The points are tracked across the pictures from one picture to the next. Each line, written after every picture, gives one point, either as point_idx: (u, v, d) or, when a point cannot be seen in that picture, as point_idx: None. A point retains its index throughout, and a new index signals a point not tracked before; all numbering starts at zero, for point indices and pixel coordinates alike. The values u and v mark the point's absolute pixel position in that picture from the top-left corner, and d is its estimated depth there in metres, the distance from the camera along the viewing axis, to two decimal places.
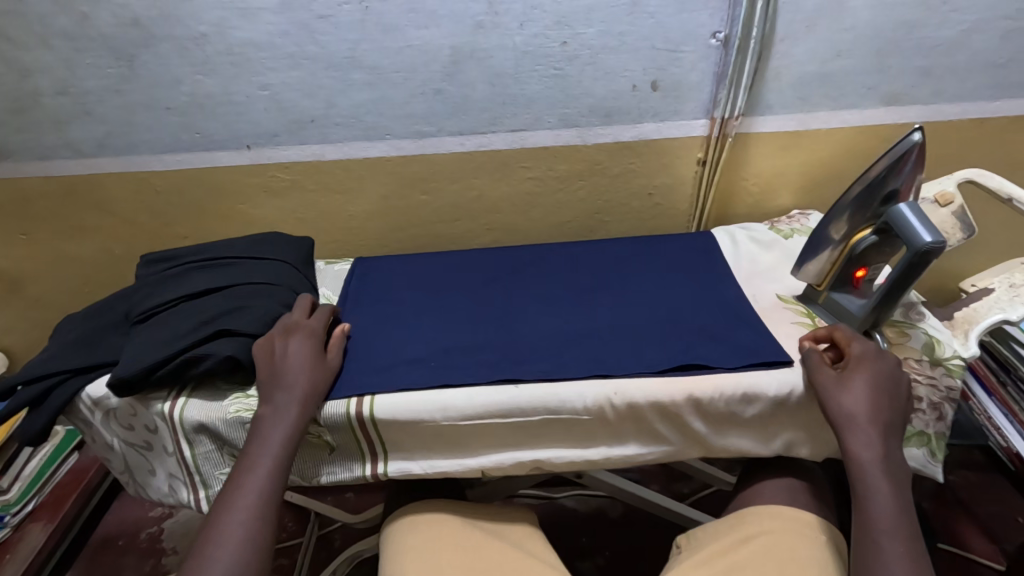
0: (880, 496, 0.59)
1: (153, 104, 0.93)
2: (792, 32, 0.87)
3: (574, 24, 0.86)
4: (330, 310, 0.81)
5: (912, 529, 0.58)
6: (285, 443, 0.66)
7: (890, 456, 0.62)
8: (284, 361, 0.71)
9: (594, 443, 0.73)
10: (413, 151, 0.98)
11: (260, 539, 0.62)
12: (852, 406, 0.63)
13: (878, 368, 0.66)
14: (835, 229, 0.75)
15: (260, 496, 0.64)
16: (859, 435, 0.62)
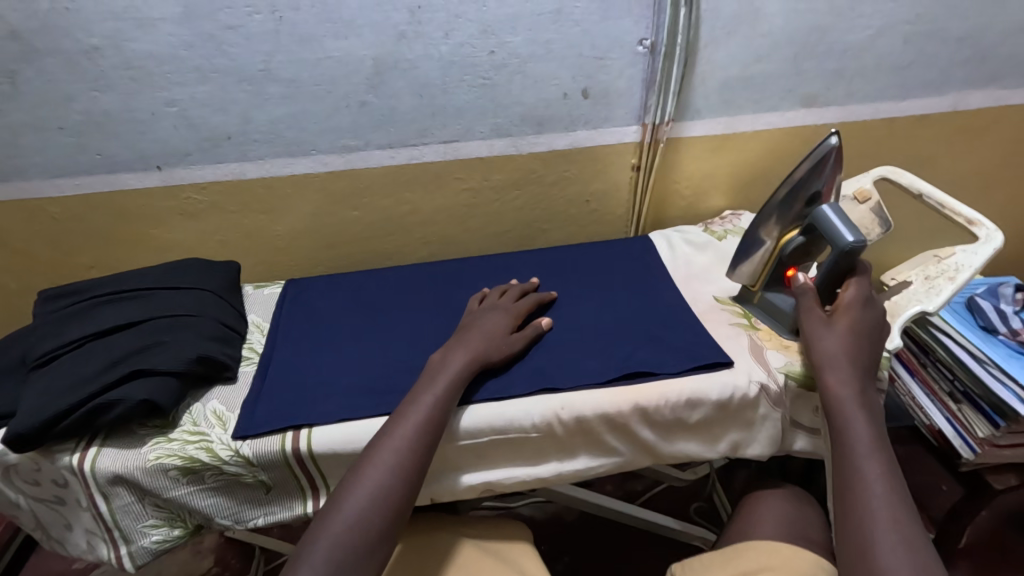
0: (858, 425, 0.59)
1: (42, 124, 0.85)
2: (714, 39, 0.89)
3: (499, 33, 0.85)
4: (535, 298, 0.82)
5: (890, 456, 0.57)
6: (420, 429, 0.62)
7: (865, 392, 0.63)
8: (479, 325, 0.75)
9: (543, 459, 0.71)
10: (341, 166, 0.94)
11: (396, 490, 0.59)
12: (832, 346, 0.65)
13: (861, 314, 0.68)
14: (765, 231, 0.77)
15: (406, 446, 0.61)
16: (836, 372, 0.63)
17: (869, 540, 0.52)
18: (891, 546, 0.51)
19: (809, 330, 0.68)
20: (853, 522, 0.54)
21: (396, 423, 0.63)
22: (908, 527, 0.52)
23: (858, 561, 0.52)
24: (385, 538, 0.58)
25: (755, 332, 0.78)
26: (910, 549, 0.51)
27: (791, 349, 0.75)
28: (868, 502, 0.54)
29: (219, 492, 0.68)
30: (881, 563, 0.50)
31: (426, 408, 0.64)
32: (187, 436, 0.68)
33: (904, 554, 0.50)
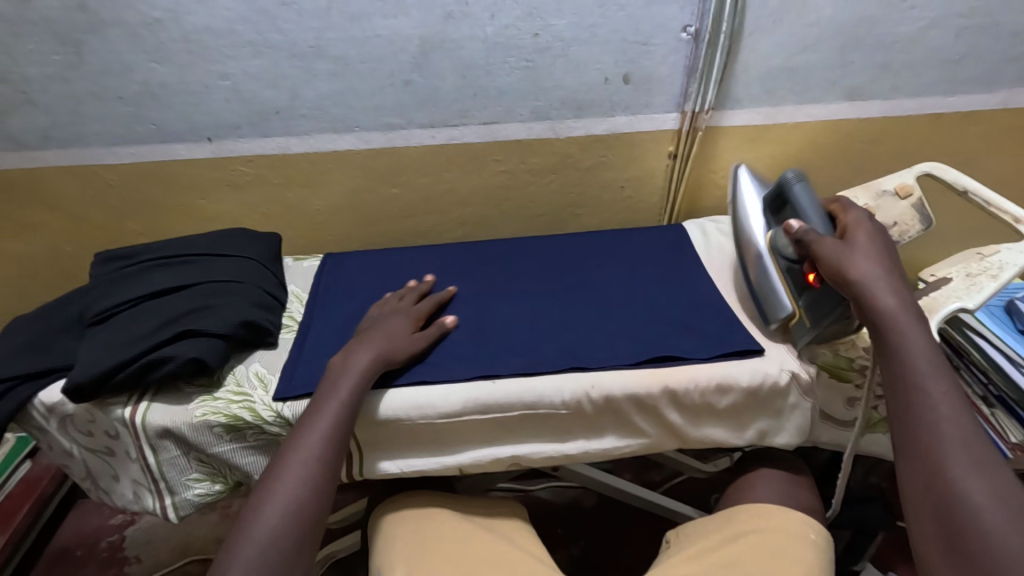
0: (914, 339, 0.58)
1: (102, 93, 0.89)
2: (760, 27, 0.88)
3: (545, 15, 0.85)
4: (437, 300, 0.81)
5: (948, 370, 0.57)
6: (330, 440, 0.62)
7: (914, 307, 0.61)
8: (381, 327, 0.74)
9: (571, 437, 0.73)
10: (382, 144, 0.96)
11: (305, 508, 0.58)
12: (869, 267, 0.62)
13: (875, 238, 0.67)
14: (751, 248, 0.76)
15: (309, 464, 0.60)
16: (882, 285, 0.61)
17: (950, 459, 0.52)
18: (971, 462, 0.51)
19: (835, 257, 0.64)
20: (928, 444, 0.53)
21: (299, 440, 0.62)
22: (982, 440, 0.52)
23: (939, 482, 0.51)
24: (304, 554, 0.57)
25: None
26: (987, 463, 0.51)
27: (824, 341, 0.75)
28: (939, 423, 0.54)
29: (259, 450, 0.72)
30: (961, 481, 0.51)
31: (332, 419, 0.63)
32: (231, 395, 0.72)
33: (984, 470, 0.51)
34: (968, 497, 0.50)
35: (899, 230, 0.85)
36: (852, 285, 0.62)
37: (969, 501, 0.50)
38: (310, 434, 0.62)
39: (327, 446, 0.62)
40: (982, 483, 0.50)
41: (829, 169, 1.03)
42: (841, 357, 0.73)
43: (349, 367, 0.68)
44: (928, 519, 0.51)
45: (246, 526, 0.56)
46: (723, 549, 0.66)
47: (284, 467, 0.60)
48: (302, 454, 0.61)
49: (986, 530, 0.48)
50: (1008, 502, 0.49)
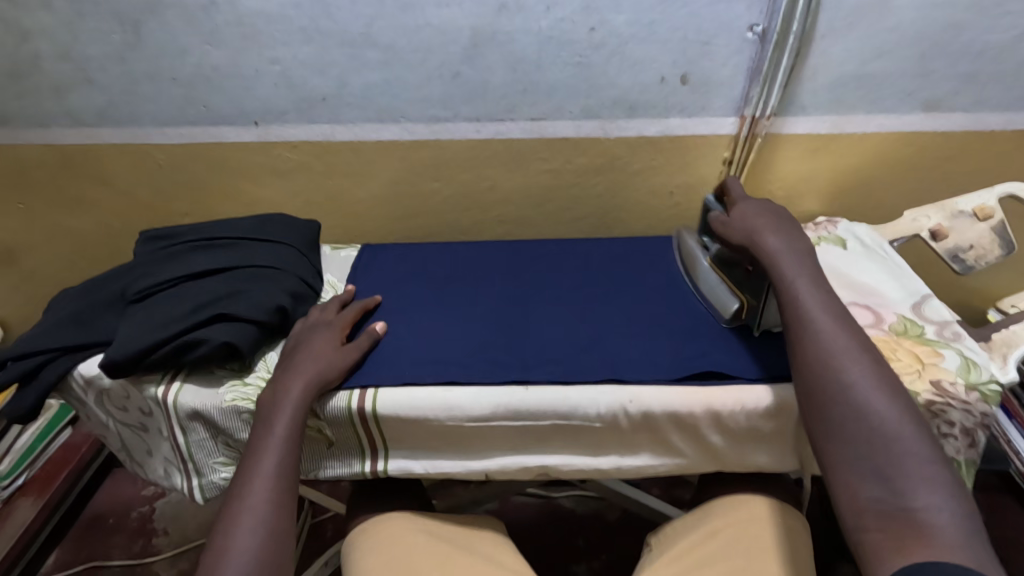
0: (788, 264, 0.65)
1: (157, 74, 0.89)
2: (833, 29, 0.82)
3: (603, 10, 0.81)
4: (358, 308, 0.78)
5: (821, 278, 0.64)
6: (278, 478, 0.60)
7: (795, 240, 0.68)
8: (306, 348, 0.70)
9: (604, 451, 0.70)
10: (427, 137, 0.94)
11: (273, 552, 0.56)
12: (757, 221, 0.71)
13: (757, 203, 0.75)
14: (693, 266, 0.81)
15: (264, 508, 0.57)
16: (762, 233, 0.69)
17: (828, 347, 0.58)
18: (844, 346, 0.57)
19: (731, 224, 0.74)
20: (808, 338, 0.59)
21: (246, 486, 0.59)
22: (854, 327, 0.59)
23: (818, 366, 0.57)
24: None
25: None
26: (858, 345, 0.57)
27: None
28: (815, 320, 0.60)
29: None
30: (832, 361, 0.57)
31: (275, 464, 0.60)
32: (262, 382, 0.71)
33: (855, 351, 0.57)
34: (841, 381, 0.55)
35: (974, 254, 0.82)
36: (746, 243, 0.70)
37: (841, 377, 0.55)
38: (252, 486, 0.58)
39: (276, 495, 0.58)
40: (851, 362, 0.56)
41: (897, 185, 0.96)
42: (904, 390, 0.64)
43: (281, 405, 0.64)
44: (808, 402, 0.57)
45: None
46: (704, 545, 0.65)
47: (233, 530, 0.56)
48: (250, 510, 0.57)
49: (854, 397, 0.54)
50: (872, 372, 0.55)
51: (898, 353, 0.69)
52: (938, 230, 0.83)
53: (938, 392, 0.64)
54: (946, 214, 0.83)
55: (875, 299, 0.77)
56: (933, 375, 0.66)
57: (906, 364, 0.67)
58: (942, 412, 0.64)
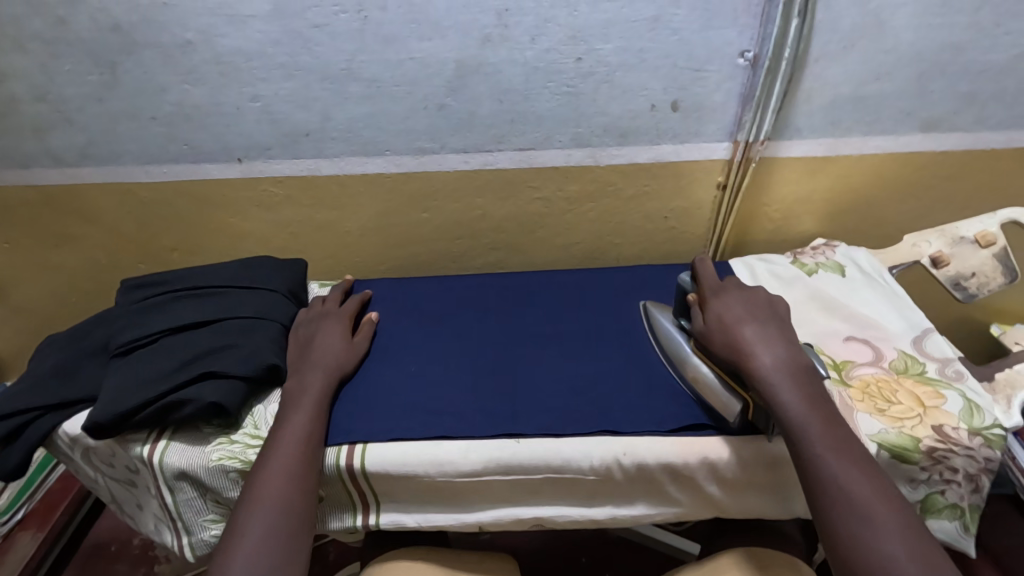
0: (786, 391, 0.60)
1: (136, 113, 0.87)
2: (829, 52, 0.79)
3: (590, 39, 0.79)
4: (361, 299, 0.85)
5: (822, 402, 0.59)
6: (309, 431, 0.65)
7: (790, 358, 0.63)
8: (317, 344, 0.75)
9: (599, 501, 0.68)
10: (414, 169, 0.92)
11: (297, 497, 0.60)
12: (744, 334, 0.65)
13: (735, 300, 0.70)
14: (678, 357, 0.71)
15: (292, 454, 0.62)
16: (751, 348, 0.64)
17: (859, 515, 0.52)
18: (876, 510, 0.52)
19: (710, 327, 0.68)
20: (834, 501, 0.54)
21: (278, 437, 0.64)
22: (873, 474, 0.54)
23: (850, 538, 0.52)
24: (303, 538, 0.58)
25: (844, 389, 0.68)
26: (887, 504, 0.53)
27: (886, 415, 0.65)
28: (838, 477, 0.54)
29: None
30: (866, 534, 0.51)
31: (304, 423, 0.65)
32: (248, 439, 0.70)
33: (888, 519, 0.52)
34: (879, 552, 0.50)
35: (976, 282, 0.81)
36: (729, 353, 0.65)
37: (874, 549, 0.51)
38: (255, 511, 0.58)
39: (279, 521, 0.58)
40: (888, 533, 0.51)
41: (896, 205, 0.94)
42: (905, 436, 0.63)
43: (287, 430, 0.64)
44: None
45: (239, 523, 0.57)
46: None
47: (231, 562, 0.55)
48: (249, 543, 0.56)
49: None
50: (911, 543, 0.51)
51: (898, 394, 0.67)
52: (938, 256, 0.82)
53: (940, 437, 0.63)
54: (947, 240, 0.82)
55: (875, 333, 0.75)
56: (935, 419, 0.64)
57: (907, 408, 0.65)
58: (944, 458, 0.62)
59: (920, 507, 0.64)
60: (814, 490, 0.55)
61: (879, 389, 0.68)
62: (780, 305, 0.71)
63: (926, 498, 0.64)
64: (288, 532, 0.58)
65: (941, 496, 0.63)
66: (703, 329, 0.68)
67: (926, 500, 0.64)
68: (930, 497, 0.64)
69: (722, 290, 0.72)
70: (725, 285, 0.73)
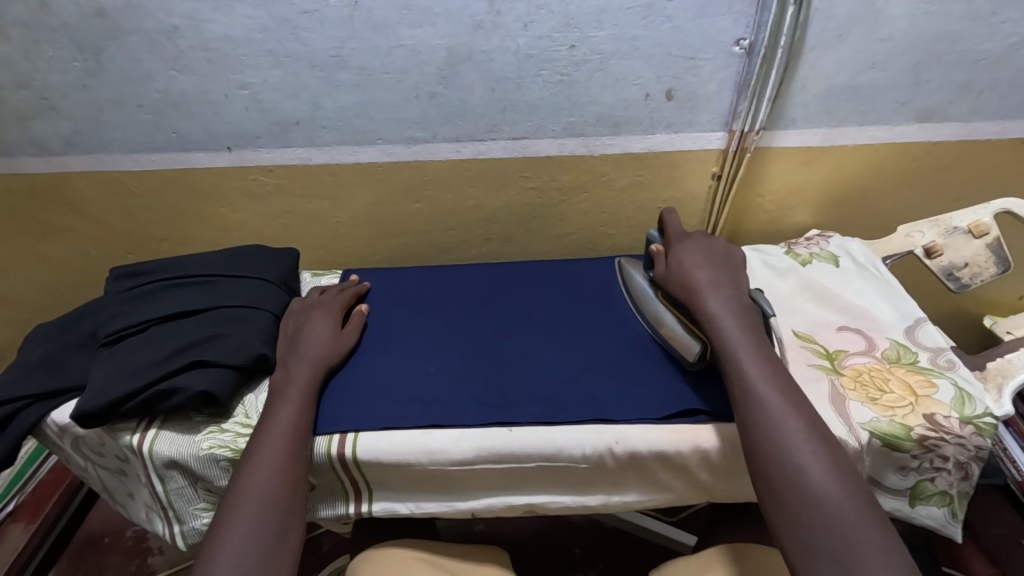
0: (740, 345, 0.61)
1: (123, 101, 0.86)
2: (823, 41, 0.78)
3: (584, 27, 0.78)
4: (352, 290, 0.84)
5: (775, 361, 0.60)
6: (296, 427, 0.64)
7: (743, 307, 0.65)
8: (305, 334, 0.74)
9: (591, 490, 0.68)
10: (406, 158, 0.91)
11: (286, 495, 0.59)
12: (700, 276, 0.68)
13: (696, 246, 0.72)
14: (649, 311, 0.76)
15: (280, 451, 0.61)
16: (706, 293, 0.66)
17: (770, 420, 0.55)
18: (788, 417, 0.55)
19: (670, 273, 0.70)
20: (751, 408, 0.57)
21: (265, 433, 0.63)
22: (818, 428, 0.55)
23: (762, 440, 0.55)
24: (291, 536, 0.58)
25: (837, 378, 0.68)
26: (800, 414, 0.56)
27: (877, 403, 0.65)
28: (757, 388, 0.57)
29: None
30: (799, 469, 0.52)
31: (292, 419, 0.64)
32: (239, 429, 0.69)
33: (797, 423, 0.55)
34: (819, 499, 0.50)
35: (969, 272, 0.81)
36: (686, 296, 0.68)
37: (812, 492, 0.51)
38: (242, 509, 0.57)
39: (267, 518, 0.57)
40: (795, 435, 0.54)
41: (890, 196, 0.94)
42: (896, 424, 0.63)
43: (275, 427, 0.63)
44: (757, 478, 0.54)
45: (226, 522, 0.56)
46: None
47: (217, 558, 0.54)
48: (236, 541, 0.55)
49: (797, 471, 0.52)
50: (816, 445, 0.53)
51: (890, 382, 0.67)
52: (932, 247, 0.82)
53: (932, 426, 0.63)
54: (940, 230, 0.82)
55: (868, 323, 0.75)
56: (927, 408, 0.64)
57: (899, 397, 0.65)
58: (935, 447, 0.62)
59: (909, 494, 0.64)
60: (736, 401, 0.58)
61: (871, 377, 0.68)
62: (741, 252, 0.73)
63: (916, 486, 0.64)
64: (276, 529, 0.57)
65: (930, 483, 0.63)
66: (664, 275, 0.71)
67: (915, 487, 0.64)
68: (919, 484, 0.64)
69: (685, 238, 0.74)
70: (689, 233, 0.75)
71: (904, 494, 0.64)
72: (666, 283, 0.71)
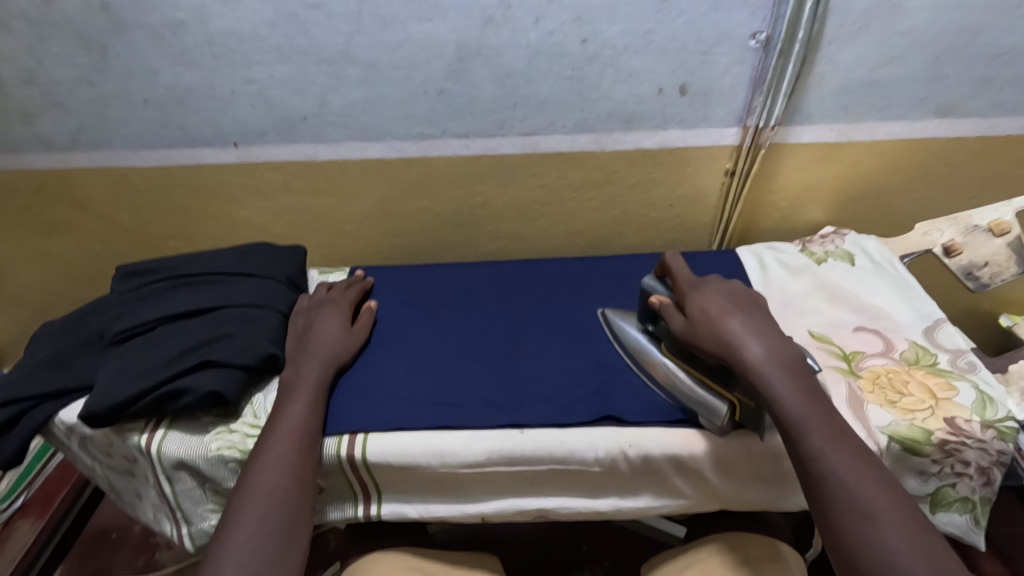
0: (787, 389, 0.56)
1: (128, 97, 0.85)
2: (841, 34, 0.77)
3: (596, 20, 0.76)
4: (360, 287, 0.83)
5: (823, 401, 0.57)
6: (306, 422, 0.63)
7: (783, 352, 0.60)
8: (314, 331, 0.73)
9: (603, 493, 0.67)
10: (414, 154, 0.90)
11: (296, 490, 0.58)
12: (731, 327, 0.61)
13: (715, 292, 0.65)
14: (652, 366, 0.68)
15: (290, 446, 0.60)
16: (740, 343, 0.59)
17: (859, 506, 0.51)
18: (881, 508, 0.50)
19: (694, 327, 0.62)
20: (838, 500, 0.52)
21: (276, 427, 0.62)
22: (881, 477, 0.52)
23: (854, 536, 0.50)
24: (301, 531, 0.57)
25: (854, 380, 0.67)
26: (884, 491, 0.51)
27: (896, 406, 0.64)
28: (812, 436, 0.54)
29: None
30: (871, 529, 0.50)
31: (302, 413, 0.63)
32: (248, 429, 0.69)
33: (891, 513, 0.50)
34: (896, 562, 0.48)
35: (989, 272, 0.80)
36: (715, 352, 0.60)
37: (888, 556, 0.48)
38: (251, 503, 0.56)
39: (276, 513, 0.56)
40: (891, 526, 0.49)
41: (907, 193, 0.92)
42: (916, 428, 0.62)
43: (286, 421, 0.63)
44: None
45: (235, 517, 0.56)
46: None
47: (226, 553, 0.54)
48: (245, 536, 0.54)
49: (903, 574, 0.48)
50: (915, 537, 0.49)
51: (909, 385, 0.66)
52: (951, 246, 0.81)
53: (953, 430, 0.61)
54: (960, 228, 0.81)
55: (885, 323, 0.74)
56: (947, 412, 0.63)
57: (918, 399, 0.64)
58: (956, 451, 0.61)
59: (929, 500, 0.63)
60: (817, 490, 0.53)
61: (890, 380, 0.66)
62: (759, 296, 0.67)
63: (937, 492, 0.63)
64: (286, 525, 0.56)
65: (951, 489, 0.62)
66: (684, 328, 0.63)
67: (937, 494, 0.63)
68: (941, 490, 0.63)
69: (699, 285, 0.66)
70: (701, 279, 0.68)
71: (924, 500, 0.63)
72: (688, 336, 0.63)
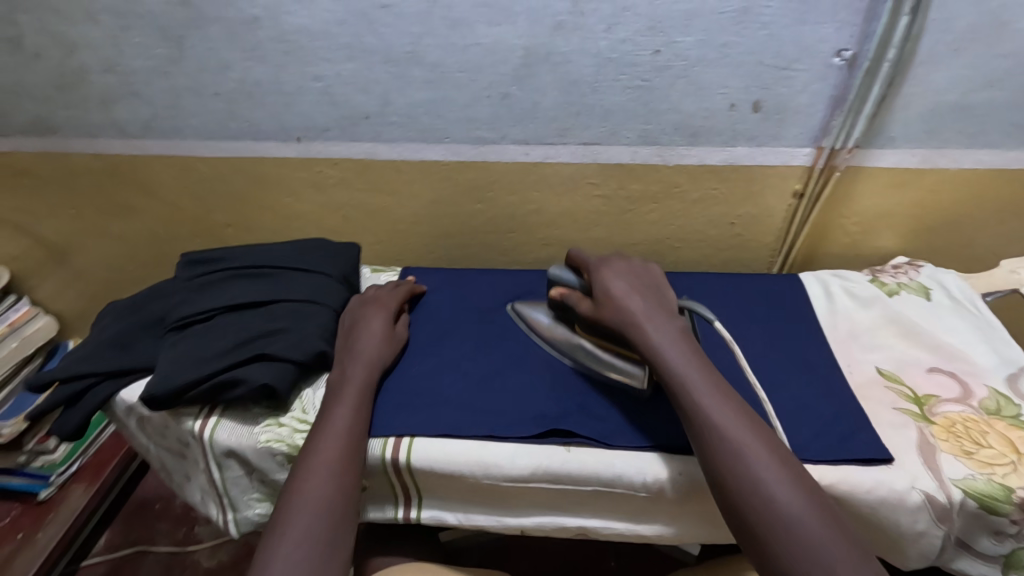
0: (656, 328, 0.60)
1: (200, 89, 0.87)
2: (935, 54, 0.72)
3: (670, 31, 0.74)
4: (409, 288, 0.83)
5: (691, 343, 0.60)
6: (352, 432, 0.63)
7: (663, 313, 0.62)
8: (360, 331, 0.73)
9: (647, 519, 0.65)
10: (472, 158, 0.89)
11: (341, 498, 0.58)
12: (624, 300, 0.63)
13: (612, 269, 0.67)
14: (564, 344, 0.73)
15: (337, 455, 0.60)
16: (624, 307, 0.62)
17: (717, 427, 0.53)
18: (746, 438, 0.52)
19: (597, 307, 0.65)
20: (709, 441, 0.53)
21: (322, 434, 0.62)
22: (735, 402, 0.55)
23: (725, 465, 0.51)
24: (346, 540, 0.57)
25: (927, 426, 0.63)
26: (740, 416, 0.54)
27: (973, 458, 0.59)
28: (676, 366, 0.57)
29: None
30: (725, 438, 0.52)
31: (348, 422, 0.63)
32: (297, 424, 0.69)
33: (740, 422, 0.53)
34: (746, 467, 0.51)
35: None
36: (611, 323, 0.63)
37: (739, 463, 0.51)
38: (299, 510, 0.56)
39: (322, 520, 0.56)
40: (744, 441, 0.52)
41: (991, 225, 0.87)
42: (995, 483, 0.57)
43: (333, 427, 0.63)
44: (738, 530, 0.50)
45: (283, 524, 0.55)
46: None
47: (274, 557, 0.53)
48: (291, 543, 0.54)
49: (768, 494, 0.49)
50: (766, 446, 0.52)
51: (988, 437, 0.61)
52: None
53: None
54: None
55: (962, 365, 0.69)
56: None
57: (998, 453, 0.59)
58: None
59: (1002, 560, 0.59)
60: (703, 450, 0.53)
61: (966, 429, 0.62)
62: (657, 268, 0.70)
63: (1012, 553, 0.58)
64: (331, 534, 0.56)
65: None
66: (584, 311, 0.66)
67: (1012, 554, 0.58)
68: (1017, 552, 0.58)
69: (599, 265, 0.69)
70: (604, 257, 0.70)
71: (997, 560, 0.59)
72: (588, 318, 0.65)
